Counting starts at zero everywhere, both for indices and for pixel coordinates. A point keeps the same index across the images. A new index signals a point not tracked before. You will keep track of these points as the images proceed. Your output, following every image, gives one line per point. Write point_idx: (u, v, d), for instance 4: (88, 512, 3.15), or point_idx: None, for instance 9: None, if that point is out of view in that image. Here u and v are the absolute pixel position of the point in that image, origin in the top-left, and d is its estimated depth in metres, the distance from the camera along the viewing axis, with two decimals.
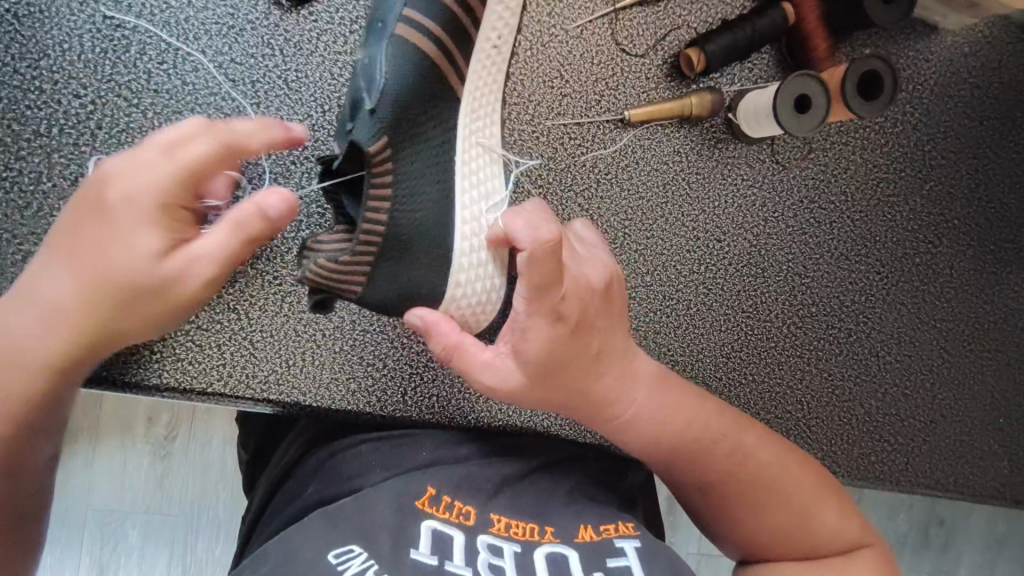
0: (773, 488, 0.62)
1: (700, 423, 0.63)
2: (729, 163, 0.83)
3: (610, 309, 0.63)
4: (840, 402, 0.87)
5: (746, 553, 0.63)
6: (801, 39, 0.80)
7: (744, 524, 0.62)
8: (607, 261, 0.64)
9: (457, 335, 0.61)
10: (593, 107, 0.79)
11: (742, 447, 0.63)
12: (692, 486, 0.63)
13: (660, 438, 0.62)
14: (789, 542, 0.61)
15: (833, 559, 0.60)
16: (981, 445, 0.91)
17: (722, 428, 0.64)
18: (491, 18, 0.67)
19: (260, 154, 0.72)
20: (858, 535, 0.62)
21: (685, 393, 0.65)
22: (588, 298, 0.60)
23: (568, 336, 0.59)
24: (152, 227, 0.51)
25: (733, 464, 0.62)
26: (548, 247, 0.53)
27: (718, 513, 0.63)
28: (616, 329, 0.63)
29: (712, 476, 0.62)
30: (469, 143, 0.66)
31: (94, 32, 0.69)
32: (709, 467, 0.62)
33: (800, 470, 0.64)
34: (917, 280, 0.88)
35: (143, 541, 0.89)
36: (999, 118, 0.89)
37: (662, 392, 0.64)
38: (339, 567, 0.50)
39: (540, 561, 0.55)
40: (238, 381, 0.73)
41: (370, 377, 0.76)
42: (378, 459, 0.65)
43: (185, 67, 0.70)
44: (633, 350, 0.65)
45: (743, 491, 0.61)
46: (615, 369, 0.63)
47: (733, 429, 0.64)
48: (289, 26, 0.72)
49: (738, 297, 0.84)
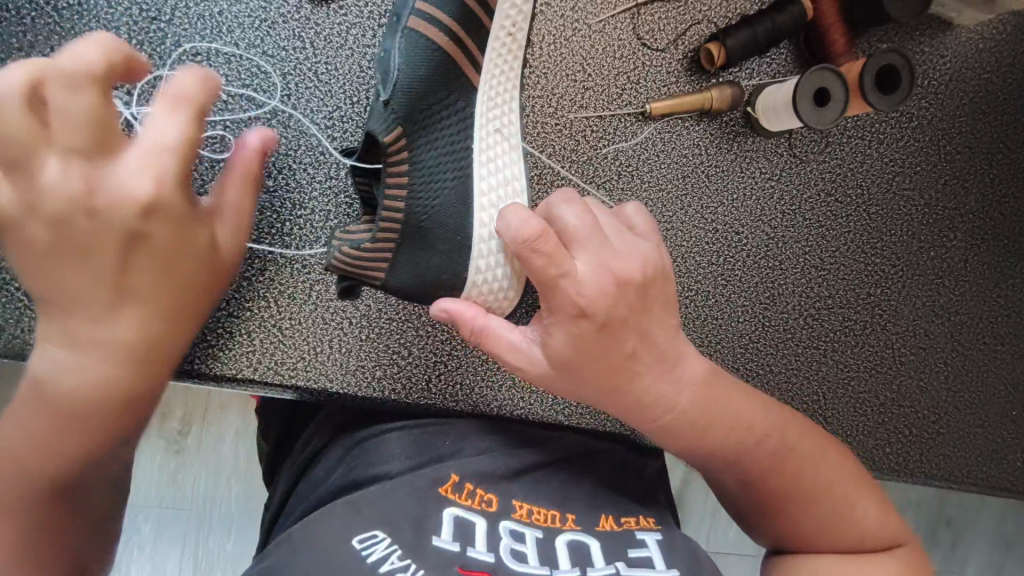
0: (813, 484, 0.60)
1: (742, 421, 0.61)
2: (748, 156, 0.84)
3: (647, 302, 0.58)
4: (856, 392, 0.88)
5: (785, 547, 0.61)
6: (819, 35, 0.81)
7: (789, 518, 0.59)
8: (648, 253, 0.58)
9: (483, 320, 0.59)
10: (615, 101, 0.80)
11: (786, 442, 0.61)
12: (736, 479, 0.62)
13: (700, 438, 0.61)
14: (831, 537, 0.59)
15: (875, 553, 0.58)
16: (995, 437, 0.92)
17: (766, 426, 0.61)
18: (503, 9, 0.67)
19: (291, 144, 0.74)
20: (895, 532, 0.60)
21: (731, 392, 0.62)
22: (616, 293, 0.56)
23: (593, 333, 0.56)
24: (195, 234, 0.59)
25: (775, 461, 0.60)
26: (525, 242, 0.53)
27: (760, 507, 0.61)
28: (656, 323, 0.59)
29: (755, 470, 0.60)
30: (485, 131, 0.66)
31: (130, 25, 0.70)
32: (751, 460, 0.60)
33: (841, 465, 0.62)
34: (932, 273, 0.89)
35: (156, 534, 0.90)
36: (1015, 113, 0.90)
37: (706, 388, 0.61)
38: (363, 552, 0.52)
39: (562, 547, 0.57)
40: (267, 367, 0.74)
41: (396, 365, 0.78)
42: (402, 447, 0.67)
43: (219, 60, 0.72)
44: (679, 347, 0.61)
45: (782, 484, 0.60)
46: (657, 369, 0.60)
47: (778, 425, 0.62)
48: (320, 19, 0.74)
49: (756, 288, 0.85)
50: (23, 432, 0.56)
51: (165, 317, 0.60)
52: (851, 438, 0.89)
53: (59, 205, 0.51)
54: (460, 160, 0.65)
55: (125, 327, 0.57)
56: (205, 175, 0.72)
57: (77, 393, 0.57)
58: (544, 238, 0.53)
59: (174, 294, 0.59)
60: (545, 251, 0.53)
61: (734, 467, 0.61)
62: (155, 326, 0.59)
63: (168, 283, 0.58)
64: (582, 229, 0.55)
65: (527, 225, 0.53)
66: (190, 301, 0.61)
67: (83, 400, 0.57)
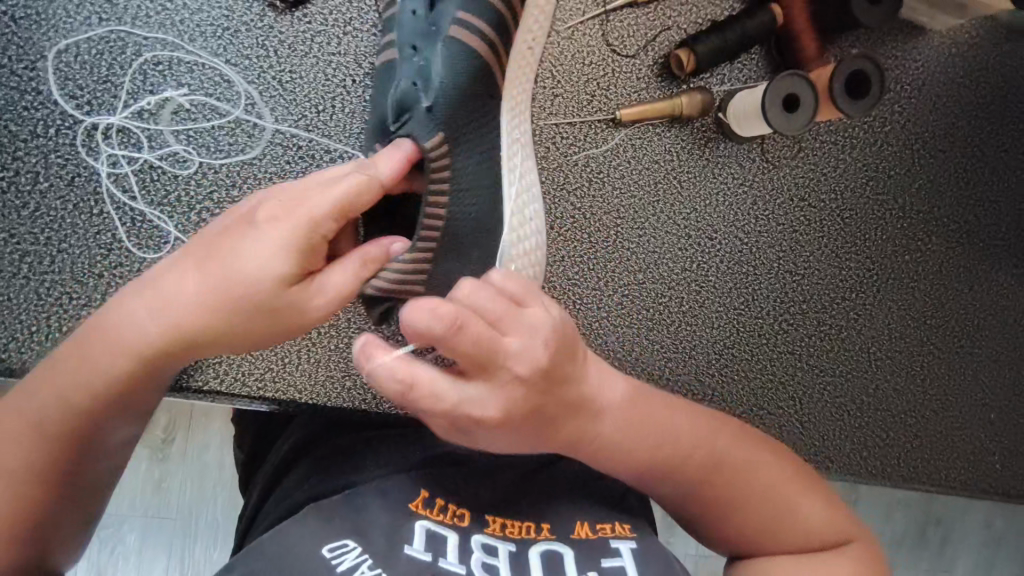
0: (757, 491, 0.58)
1: (673, 444, 0.56)
2: (720, 162, 0.84)
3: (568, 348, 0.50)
4: (833, 397, 0.88)
5: (737, 548, 0.60)
6: (790, 41, 0.81)
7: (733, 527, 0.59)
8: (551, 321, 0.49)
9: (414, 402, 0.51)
10: (586, 107, 0.80)
11: (719, 454, 0.58)
12: (675, 496, 0.59)
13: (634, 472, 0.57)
14: (783, 536, 0.58)
15: (826, 550, 0.58)
16: (973, 440, 0.92)
17: (697, 439, 0.58)
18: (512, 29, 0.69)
19: (256, 152, 0.72)
20: (841, 528, 0.60)
21: (655, 410, 0.57)
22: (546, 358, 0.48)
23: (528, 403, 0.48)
24: (307, 283, 0.54)
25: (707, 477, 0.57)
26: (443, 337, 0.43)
27: (698, 516, 0.60)
28: (574, 377, 0.51)
29: (690, 489, 0.58)
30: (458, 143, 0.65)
31: (90, 34, 0.70)
32: (685, 482, 0.58)
33: (779, 469, 0.61)
34: (906, 276, 0.89)
35: (141, 543, 0.89)
36: (989, 117, 0.90)
37: (631, 419, 0.55)
38: (333, 561, 0.51)
39: (535, 559, 0.56)
40: (234, 378, 0.75)
41: (365, 375, 0.78)
42: (371, 458, 0.66)
43: (181, 69, 0.72)
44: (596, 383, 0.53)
45: (717, 499, 0.58)
46: (580, 419, 0.53)
47: (708, 436, 0.59)
48: (284, 27, 0.73)
49: (731, 294, 0.85)
50: (73, 369, 0.54)
51: (237, 342, 0.56)
52: (829, 443, 0.88)
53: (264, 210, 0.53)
54: None
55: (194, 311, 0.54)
56: (170, 185, 0.71)
57: (128, 339, 0.54)
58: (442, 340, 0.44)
59: (252, 327, 0.55)
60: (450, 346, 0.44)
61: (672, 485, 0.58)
62: (232, 339, 0.56)
63: (272, 323, 0.55)
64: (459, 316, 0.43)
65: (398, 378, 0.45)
66: (259, 334, 0.56)
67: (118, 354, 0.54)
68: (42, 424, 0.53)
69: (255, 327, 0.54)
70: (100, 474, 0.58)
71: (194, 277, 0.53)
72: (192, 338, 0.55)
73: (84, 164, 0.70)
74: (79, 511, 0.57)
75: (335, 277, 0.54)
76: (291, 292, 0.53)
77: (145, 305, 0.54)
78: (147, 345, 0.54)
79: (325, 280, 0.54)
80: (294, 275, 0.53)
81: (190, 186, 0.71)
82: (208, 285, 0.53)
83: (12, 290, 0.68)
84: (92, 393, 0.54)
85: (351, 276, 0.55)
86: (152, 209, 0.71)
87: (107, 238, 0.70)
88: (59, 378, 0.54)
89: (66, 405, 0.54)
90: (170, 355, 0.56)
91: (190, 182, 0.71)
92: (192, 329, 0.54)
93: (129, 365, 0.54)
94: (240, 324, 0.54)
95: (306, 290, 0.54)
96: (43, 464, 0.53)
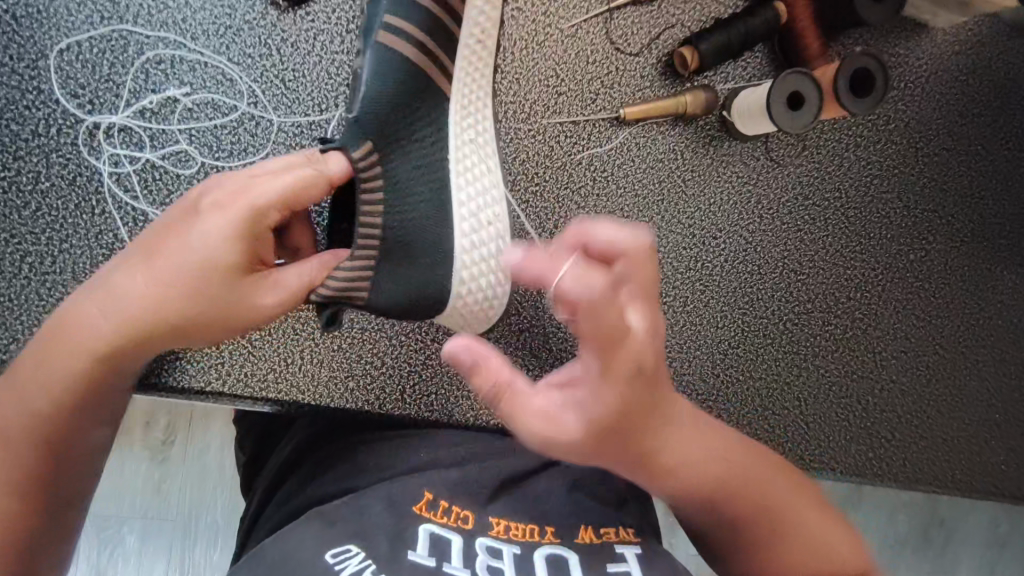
0: (792, 514, 0.58)
1: (727, 460, 0.58)
2: (724, 160, 0.83)
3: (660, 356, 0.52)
4: (838, 397, 0.88)
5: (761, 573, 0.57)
6: (794, 38, 0.80)
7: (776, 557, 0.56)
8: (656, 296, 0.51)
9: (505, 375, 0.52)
10: (589, 106, 0.80)
11: (768, 482, 0.59)
12: (723, 521, 0.57)
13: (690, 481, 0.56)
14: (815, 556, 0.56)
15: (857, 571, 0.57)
16: (978, 441, 0.91)
17: (746, 464, 0.59)
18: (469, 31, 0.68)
19: (258, 151, 0.72)
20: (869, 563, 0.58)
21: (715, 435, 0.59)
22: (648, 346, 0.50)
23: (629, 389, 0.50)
24: (257, 276, 0.58)
25: (756, 500, 0.57)
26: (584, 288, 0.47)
27: (740, 547, 0.58)
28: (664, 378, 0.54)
29: (739, 511, 0.57)
30: (460, 143, 0.66)
31: (92, 33, 0.70)
32: (734, 502, 0.57)
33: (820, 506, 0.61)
34: (911, 277, 0.89)
35: (141, 544, 0.89)
36: (992, 116, 0.89)
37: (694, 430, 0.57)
38: (337, 566, 0.50)
39: (540, 562, 0.55)
40: (236, 379, 0.75)
41: (368, 375, 0.77)
42: (375, 460, 0.65)
43: (183, 67, 0.71)
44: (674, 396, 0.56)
45: (765, 523, 0.57)
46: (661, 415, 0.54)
47: (757, 465, 0.60)
48: (287, 25, 0.73)
49: (735, 293, 0.85)
50: (38, 373, 0.55)
51: (194, 339, 0.59)
52: (834, 443, 0.88)
53: (211, 204, 0.57)
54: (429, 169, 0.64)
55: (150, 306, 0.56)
56: (171, 184, 0.71)
57: (89, 338, 0.56)
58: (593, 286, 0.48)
59: (209, 323, 0.57)
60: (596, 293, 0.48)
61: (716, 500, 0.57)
62: (191, 336, 0.58)
63: (228, 321, 0.58)
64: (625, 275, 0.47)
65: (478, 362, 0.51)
66: (216, 332, 0.58)
67: (80, 352, 0.56)
68: (9, 434, 0.54)
69: (211, 318, 0.57)
70: (81, 481, 0.58)
71: (147, 274, 0.56)
72: (150, 334, 0.57)
73: (85, 163, 0.70)
74: (65, 519, 0.57)
75: (287, 272, 0.59)
76: (241, 278, 0.57)
77: (100, 307, 0.56)
78: (108, 342, 0.56)
79: (277, 275, 0.58)
80: (245, 267, 0.57)
81: (192, 185, 0.71)
82: (162, 281, 0.56)
83: (13, 290, 0.67)
84: (57, 398, 0.55)
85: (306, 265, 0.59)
86: (154, 208, 0.70)
87: (108, 238, 0.69)
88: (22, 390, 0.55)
89: (33, 413, 0.54)
90: (132, 353, 0.57)
91: (192, 181, 0.71)
92: (150, 326, 0.56)
93: (90, 364, 0.56)
94: (196, 316, 0.57)
95: (258, 283, 0.58)
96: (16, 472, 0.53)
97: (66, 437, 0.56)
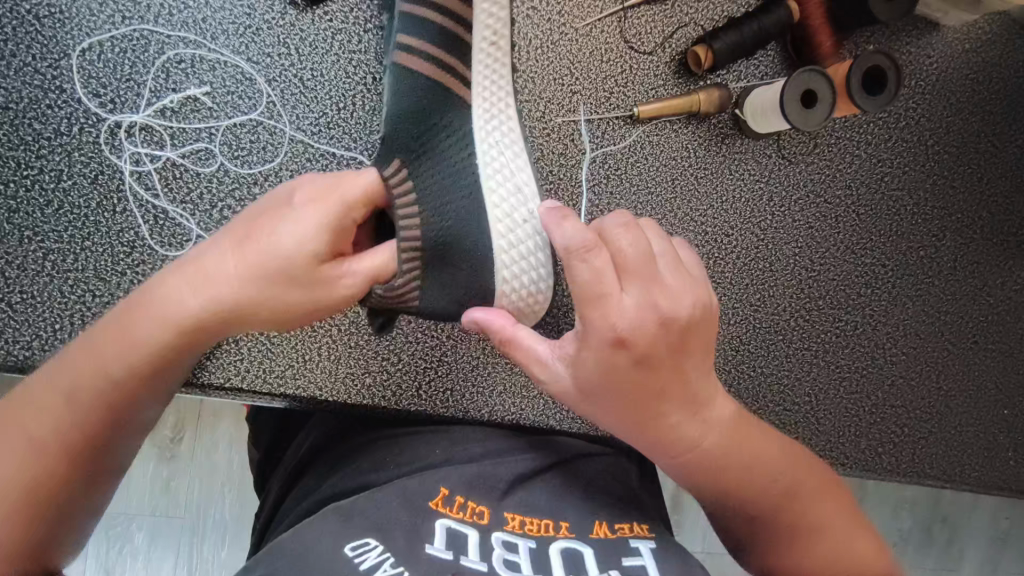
0: (809, 519, 0.57)
1: (759, 457, 0.58)
2: (736, 158, 0.84)
3: (687, 340, 0.54)
4: (848, 393, 0.88)
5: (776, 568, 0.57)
6: (807, 36, 0.81)
7: (790, 555, 0.56)
8: (686, 293, 0.54)
9: (512, 329, 0.60)
10: (603, 104, 0.80)
11: (799, 483, 0.58)
12: (742, 516, 0.59)
13: (712, 470, 0.57)
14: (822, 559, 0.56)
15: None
16: (987, 436, 0.92)
17: (779, 464, 0.58)
18: (482, 18, 0.68)
19: (277, 150, 0.73)
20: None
21: (756, 434, 0.59)
22: (658, 331, 0.53)
23: (627, 366, 0.53)
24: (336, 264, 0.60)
25: (782, 498, 0.57)
26: (579, 250, 0.52)
27: (754, 541, 0.59)
28: (693, 366, 0.55)
29: (761, 505, 0.57)
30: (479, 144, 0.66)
31: (113, 32, 0.70)
32: (758, 498, 0.57)
33: (854, 515, 0.60)
34: (921, 274, 0.89)
35: (149, 542, 0.89)
36: (1001, 114, 0.90)
37: (732, 426, 0.58)
38: (356, 559, 0.50)
39: (556, 556, 0.55)
40: (255, 376, 0.76)
41: (385, 371, 0.78)
42: (392, 455, 0.66)
43: (203, 66, 0.72)
44: (711, 388, 0.57)
45: (783, 519, 0.57)
46: (688, 400, 0.56)
47: (791, 466, 0.59)
48: (305, 24, 0.73)
49: (746, 290, 0.85)
50: (109, 339, 0.56)
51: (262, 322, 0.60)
52: (843, 439, 0.89)
53: (302, 194, 0.60)
54: (448, 167, 0.65)
55: (230, 282, 0.57)
56: (191, 183, 0.71)
57: (169, 312, 0.57)
58: (593, 255, 0.52)
59: (281, 306, 0.59)
60: (596, 264, 0.52)
61: (728, 490, 0.58)
62: (259, 319, 0.60)
63: (298, 304, 0.59)
64: (637, 261, 0.53)
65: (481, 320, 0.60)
66: (285, 315, 0.60)
67: (156, 322, 0.57)
68: (77, 395, 0.54)
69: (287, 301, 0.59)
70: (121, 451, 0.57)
71: (231, 253, 0.58)
72: (227, 315, 0.58)
73: (107, 162, 0.70)
74: (96, 489, 0.55)
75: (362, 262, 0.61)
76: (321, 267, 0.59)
77: (183, 282, 0.58)
78: (186, 316, 0.57)
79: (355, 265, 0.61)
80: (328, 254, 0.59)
81: (212, 184, 0.72)
82: (250, 262, 0.57)
83: (36, 288, 0.68)
84: (130, 367, 0.55)
85: (378, 255, 0.62)
86: (174, 207, 0.71)
87: (130, 236, 0.70)
88: (94, 354, 0.55)
89: (105, 377, 0.55)
90: (207, 333, 0.59)
91: (211, 180, 0.72)
92: (231, 306, 0.58)
93: (165, 336, 0.57)
94: (275, 300, 0.58)
95: (336, 271, 0.60)
96: (76, 429, 0.53)
97: (130, 405, 0.56)
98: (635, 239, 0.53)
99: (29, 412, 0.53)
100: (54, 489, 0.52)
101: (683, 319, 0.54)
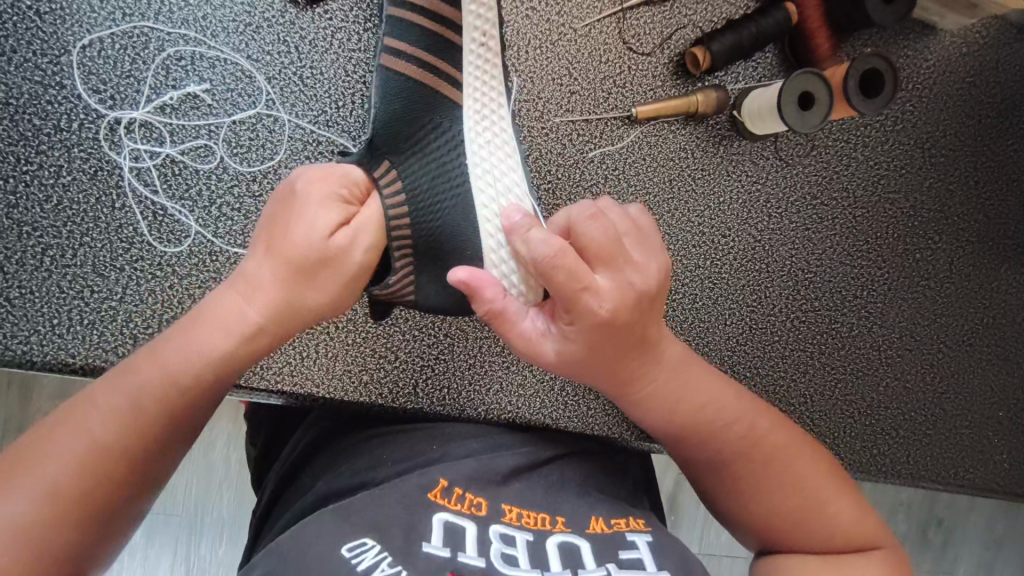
0: (777, 468, 0.61)
1: (714, 403, 0.62)
2: (733, 160, 0.84)
3: (654, 305, 0.59)
4: (843, 394, 0.89)
5: (763, 538, 0.61)
6: (804, 38, 0.82)
7: (762, 506, 0.61)
8: (649, 265, 0.58)
9: (502, 299, 0.58)
10: (602, 104, 0.81)
11: (756, 430, 0.62)
12: (706, 461, 0.63)
13: (675, 419, 0.62)
14: (802, 525, 0.59)
15: (852, 550, 0.59)
16: (982, 439, 0.92)
17: (736, 411, 0.63)
18: (469, 18, 0.66)
19: (277, 147, 0.73)
20: (874, 532, 0.60)
21: (704, 375, 0.64)
22: (634, 305, 0.56)
23: (601, 335, 0.57)
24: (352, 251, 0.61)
25: (747, 447, 0.61)
26: (551, 257, 0.53)
27: (727, 494, 0.62)
28: (654, 321, 0.60)
29: (729, 455, 0.62)
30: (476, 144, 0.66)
31: (115, 30, 0.71)
32: (722, 445, 0.62)
33: (821, 465, 0.63)
34: (917, 276, 0.90)
35: (146, 540, 0.89)
36: (997, 117, 0.90)
37: (684, 373, 0.63)
38: (353, 560, 0.50)
39: (553, 549, 0.55)
40: (253, 372, 0.75)
41: (382, 369, 0.79)
42: (388, 452, 0.66)
43: (203, 64, 0.72)
44: (663, 333, 0.62)
45: (749, 468, 0.61)
46: (646, 354, 0.60)
47: (748, 411, 0.63)
48: (305, 23, 0.74)
49: (742, 291, 0.86)
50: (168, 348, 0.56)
51: (303, 317, 0.61)
52: (840, 440, 0.89)
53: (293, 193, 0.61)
54: (446, 166, 0.65)
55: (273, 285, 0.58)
56: (190, 179, 0.72)
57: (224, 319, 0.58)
58: (564, 253, 0.53)
59: (317, 299, 0.60)
60: (569, 263, 0.53)
61: (694, 438, 0.63)
62: (301, 315, 0.60)
63: (330, 294, 0.60)
64: (604, 245, 0.55)
65: (483, 287, 0.57)
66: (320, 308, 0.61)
67: (210, 331, 0.57)
68: (143, 402, 0.54)
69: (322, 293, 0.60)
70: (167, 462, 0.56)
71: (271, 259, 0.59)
72: (279, 318, 0.59)
73: (107, 158, 0.71)
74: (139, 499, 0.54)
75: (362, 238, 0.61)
76: (346, 265, 0.60)
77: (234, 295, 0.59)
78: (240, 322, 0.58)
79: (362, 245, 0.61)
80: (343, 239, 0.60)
81: (212, 181, 0.72)
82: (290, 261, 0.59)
83: (35, 283, 0.69)
84: (194, 375, 0.56)
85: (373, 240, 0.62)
86: (173, 203, 0.72)
87: (129, 232, 0.71)
88: (159, 361, 0.55)
89: (166, 379, 0.55)
90: (260, 344, 0.59)
91: (211, 177, 0.72)
92: (279, 312, 0.59)
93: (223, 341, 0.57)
94: (317, 298, 0.60)
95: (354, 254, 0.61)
96: (131, 441, 0.53)
97: (185, 414, 0.56)
98: (602, 224, 0.56)
99: (89, 418, 0.52)
100: (97, 495, 0.51)
101: (649, 289, 0.57)
